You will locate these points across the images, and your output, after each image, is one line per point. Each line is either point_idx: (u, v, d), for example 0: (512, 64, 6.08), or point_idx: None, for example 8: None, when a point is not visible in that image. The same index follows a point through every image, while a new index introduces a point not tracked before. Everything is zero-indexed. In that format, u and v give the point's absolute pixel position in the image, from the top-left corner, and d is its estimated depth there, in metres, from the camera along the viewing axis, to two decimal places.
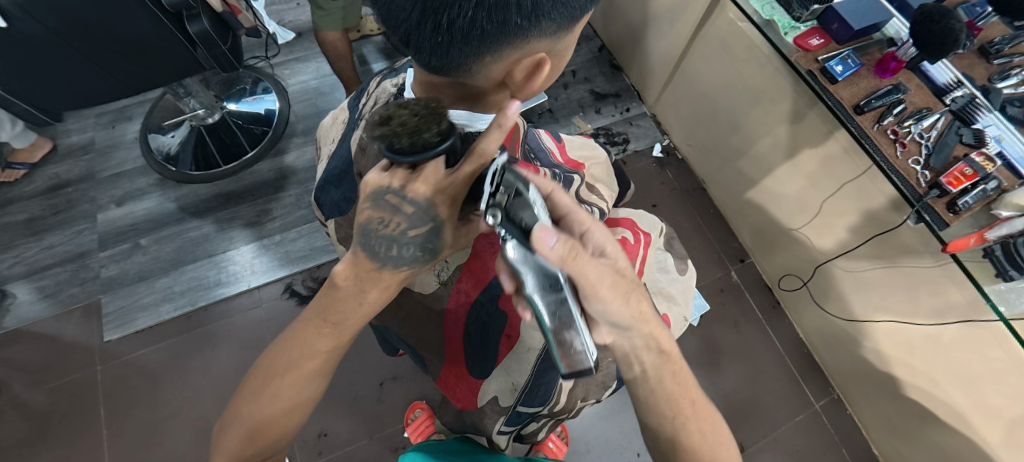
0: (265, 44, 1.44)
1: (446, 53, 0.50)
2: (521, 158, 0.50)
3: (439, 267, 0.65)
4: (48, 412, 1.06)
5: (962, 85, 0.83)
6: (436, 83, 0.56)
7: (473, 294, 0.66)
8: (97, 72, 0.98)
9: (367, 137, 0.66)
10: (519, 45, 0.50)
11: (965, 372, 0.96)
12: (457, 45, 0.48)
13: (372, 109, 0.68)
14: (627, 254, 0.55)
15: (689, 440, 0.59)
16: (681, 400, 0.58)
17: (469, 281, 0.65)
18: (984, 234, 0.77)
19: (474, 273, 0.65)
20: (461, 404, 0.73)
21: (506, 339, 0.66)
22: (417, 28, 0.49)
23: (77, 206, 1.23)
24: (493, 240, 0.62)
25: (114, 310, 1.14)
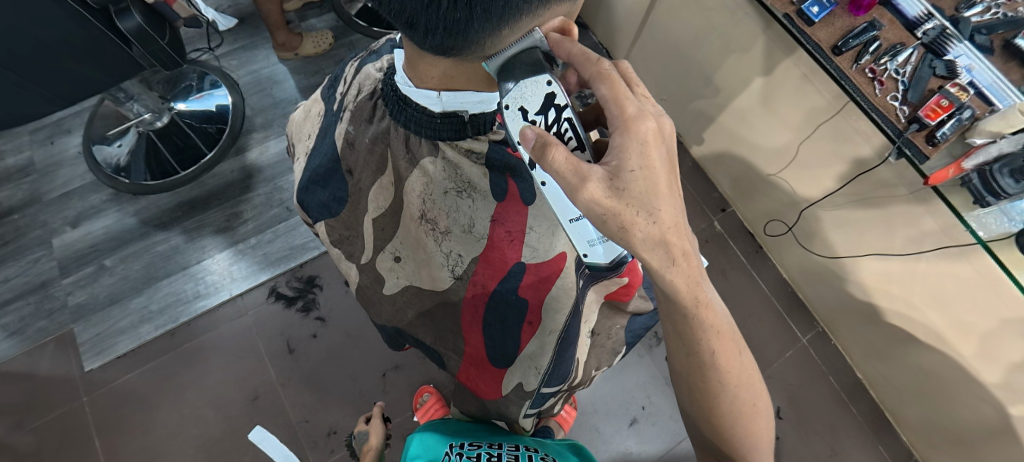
0: (206, 34, 1.33)
1: (463, 31, 0.45)
2: (535, 93, 0.47)
3: (452, 262, 0.62)
4: (37, 452, 1.01)
5: (932, 18, 0.83)
6: (439, 66, 0.51)
7: (491, 285, 0.62)
8: (24, 86, 0.89)
9: (355, 130, 0.63)
10: (541, 13, 0.46)
11: (940, 293, 1.01)
12: (478, 21, 0.44)
13: (356, 98, 0.64)
14: (650, 185, 0.47)
15: (716, 393, 0.55)
16: (700, 344, 0.53)
17: (486, 273, 0.62)
18: (962, 164, 0.79)
19: (492, 265, 0.61)
20: (486, 393, 0.74)
21: (528, 325, 0.64)
22: (428, 8, 0.43)
23: (28, 233, 1.14)
24: (509, 229, 0.59)
25: (90, 338, 1.08)
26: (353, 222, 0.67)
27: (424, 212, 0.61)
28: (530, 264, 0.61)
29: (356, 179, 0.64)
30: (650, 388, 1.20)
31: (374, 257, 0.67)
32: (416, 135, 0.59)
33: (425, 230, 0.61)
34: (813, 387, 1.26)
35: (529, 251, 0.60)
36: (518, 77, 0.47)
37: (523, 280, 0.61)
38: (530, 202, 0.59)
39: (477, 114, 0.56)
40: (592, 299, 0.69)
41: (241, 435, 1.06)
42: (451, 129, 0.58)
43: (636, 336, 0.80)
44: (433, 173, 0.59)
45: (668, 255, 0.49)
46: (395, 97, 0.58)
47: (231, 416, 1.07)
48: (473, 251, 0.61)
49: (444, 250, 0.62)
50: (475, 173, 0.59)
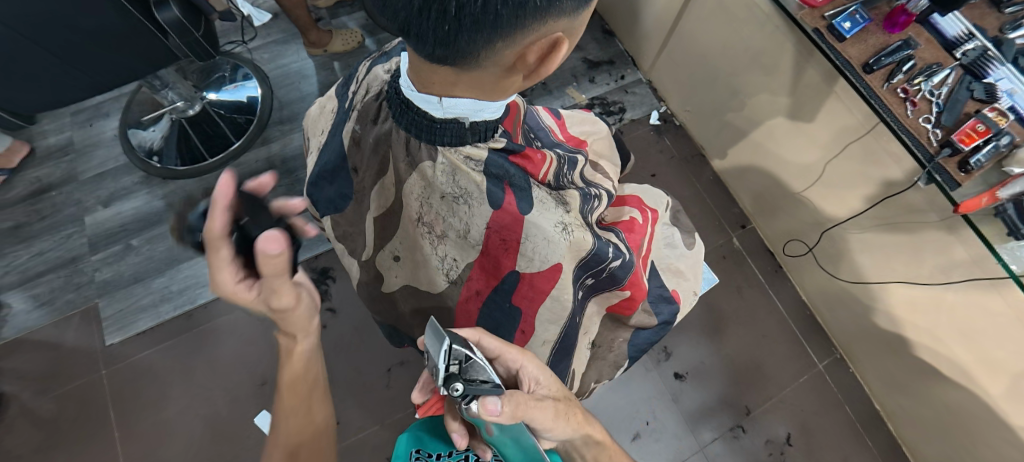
0: (240, 28, 1.38)
1: (455, 40, 0.45)
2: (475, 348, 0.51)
3: (448, 266, 0.62)
4: (58, 418, 1.06)
5: (973, 37, 0.79)
6: (439, 72, 0.51)
7: (484, 290, 0.64)
8: (67, 70, 0.93)
9: (361, 130, 0.61)
10: (534, 28, 0.45)
11: (968, 327, 0.96)
12: (468, 30, 0.43)
13: (363, 99, 0.62)
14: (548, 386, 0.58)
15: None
16: None
17: (480, 279, 0.63)
18: (996, 192, 0.75)
19: (484, 272, 0.62)
20: None
21: (521, 333, 0.67)
22: (418, 16, 0.43)
23: (63, 210, 1.20)
24: (504, 237, 0.59)
25: (113, 313, 1.13)
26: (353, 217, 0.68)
27: (421, 215, 0.59)
28: (525, 273, 0.61)
29: (359, 178, 0.63)
30: (654, 403, 1.21)
31: (375, 255, 0.68)
32: (417, 140, 0.56)
33: (421, 232, 0.60)
34: (829, 416, 1.21)
35: (524, 261, 0.60)
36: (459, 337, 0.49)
37: (518, 291, 0.63)
38: (528, 213, 0.58)
39: (477, 122, 0.56)
40: (592, 311, 0.71)
41: (246, 418, 1.08)
42: (451, 136, 0.56)
43: (639, 351, 0.78)
44: (432, 177, 0.57)
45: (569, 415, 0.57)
46: (398, 101, 0.57)
47: (239, 399, 1.09)
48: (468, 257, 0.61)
49: (440, 254, 0.61)
50: (471, 182, 0.56)
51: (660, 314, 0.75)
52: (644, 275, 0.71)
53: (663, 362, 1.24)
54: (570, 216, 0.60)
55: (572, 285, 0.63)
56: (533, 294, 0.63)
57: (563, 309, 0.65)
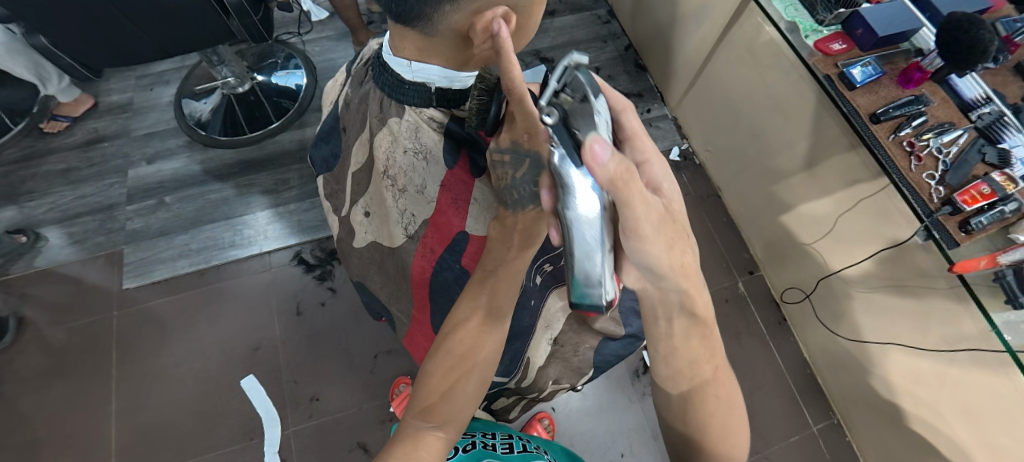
0: (299, 21, 1.49)
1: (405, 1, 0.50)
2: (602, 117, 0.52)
3: (406, 219, 0.66)
4: (66, 349, 1.13)
5: (990, 101, 0.78)
6: (409, 37, 0.56)
7: (437, 250, 0.66)
8: (138, 35, 1.03)
9: (352, 93, 0.68)
10: None
11: (973, 407, 0.92)
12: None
13: (358, 66, 0.69)
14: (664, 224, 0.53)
15: (700, 405, 0.58)
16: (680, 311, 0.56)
17: (434, 237, 0.65)
18: (996, 257, 0.71)
19: (439, 230, 0.65)
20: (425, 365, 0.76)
21: None
22: None
23: (110, 161, 1.30)
24: (456, 196, 0.63)
25: (134, 260, 1.21)
26: (344, 180, 0.72)
27: (387, 168, 0.64)
28: (472, 235, 0.65)
29: (348, 137, 0.69)
30: (632, 436, 1.15)
31: (350, 211, 0.72)
32: (389, 98, 0.63)
33: (386, 185, 0.65)
34: None
35: (472, 221, 0.64)
36: (579, 79, 0.52)
37: (466, 252, 0.65)
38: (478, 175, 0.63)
39: (444, 87, 0.60)
40: (556, 305, 0.72)
41: (234, 380, 1.12)
42: (419, 99, 0.61)
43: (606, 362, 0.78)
44: (398, 131, 0.62)
45: (674, 246, 0.53)
46: (378, 63, 0.63)
47: (230, 360, 1.14)
48: (424, 213, 0.65)
49: (400, 207, 0.65)
50: (432, 139, 0.62)
51: (629, 327, 0.76)
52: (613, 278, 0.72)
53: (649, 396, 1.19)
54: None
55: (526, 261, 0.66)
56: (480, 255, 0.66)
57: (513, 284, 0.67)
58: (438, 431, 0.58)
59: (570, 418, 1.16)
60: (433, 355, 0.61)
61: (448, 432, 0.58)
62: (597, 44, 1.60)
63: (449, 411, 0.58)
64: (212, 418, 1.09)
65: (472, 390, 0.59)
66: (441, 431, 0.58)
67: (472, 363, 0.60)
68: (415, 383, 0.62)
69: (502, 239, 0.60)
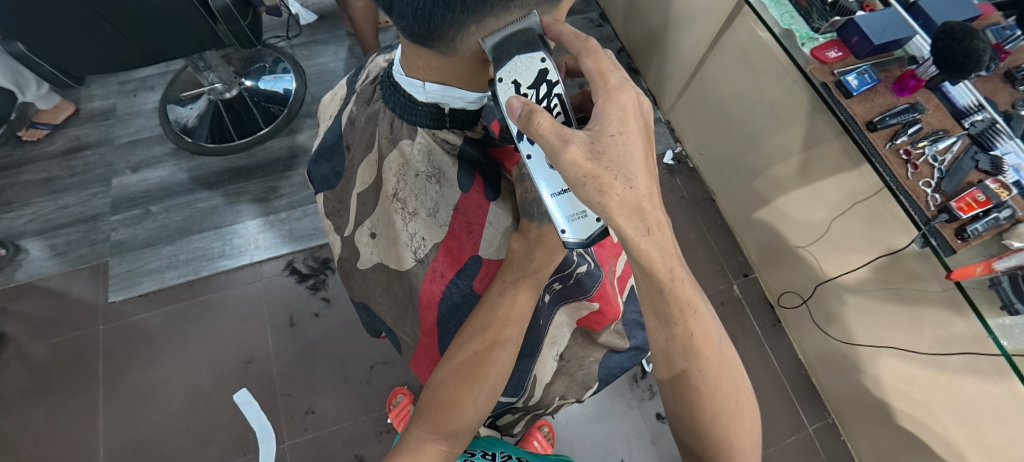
0: (287, 24, 1.47)
1: (429, 18, 0.46)
2: (531, 69, 0.48)
3: (416, 243, 0.64)
4: (49, 366, 1.09)
5: (982, 109, 0.79)
6: (424, 57, 0.53)
7: (448, 274, 0.64)
8: (120, 41, 1.00)
9: (357, 110, 0.67)
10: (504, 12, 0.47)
11: (966, 408, 0.93)
12: (441, 9, 0.45)
13: (363, 83, 0.68)
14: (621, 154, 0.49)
15: (691, 402, 0.57)
16: (677, 321, 0.56)
17: (445, 261, 0.64)
18: (992, 264, 0.73)
19: (451, 254, 0.64)
20: None
21: None
22: None
23: (93, 170, 1.27)
24: (470, 220, 0.62)
25: (120, 273, 1.17)
26: (345, 196, 0.71)
27: (397, 191, 0.63)
28: (485, 260, 0.64)
29: (351, 155, 0.68)
30: (632, 441, 1.15)
31: (354, 232, 0.71)
32: (400, 119, 0.61)
33: (395, 208, 0.63)
34: None
35: (484, 246, 0.63)
36: (514, 54, 0.48)
37: (478, 276, 0.64)
38: (494, 198, 0.62)
39: (457, 109, 0.58)
40: (562, 320, 0.72)
41: (226, 394, 1.10)
42: (431, 119, 0.60)
43: (610, 374, 0.78)
44: (409, 154, 0.61)
45: (593, 180, 0.48)
46: (388, 82, 0.61)
47: (222, 373, 1.11)
48: (436, 237, 0.63)
49: (409, 230, 0.63)
50: (446, 162, 0.61)
51: (633, 338, 0.77)
52: (618, 294, 0.73)
53: (647, 401, 1.18)
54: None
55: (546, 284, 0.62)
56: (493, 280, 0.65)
57: None
58: (443, 442, 0.61)
59: (569, 425, 1.16)
60: (445, 364, 0.62)
61: (452, 442, 0.61)
62: None
63: (455, 423, 0.60)
64: (205, 433, 1.06)
65: (480, 404, 0.60)
66: (444, 443, 0.61)
67: (487, 375, 0.60)
68: (425, 386, 0.63)
69: (524, 254, 0.60)
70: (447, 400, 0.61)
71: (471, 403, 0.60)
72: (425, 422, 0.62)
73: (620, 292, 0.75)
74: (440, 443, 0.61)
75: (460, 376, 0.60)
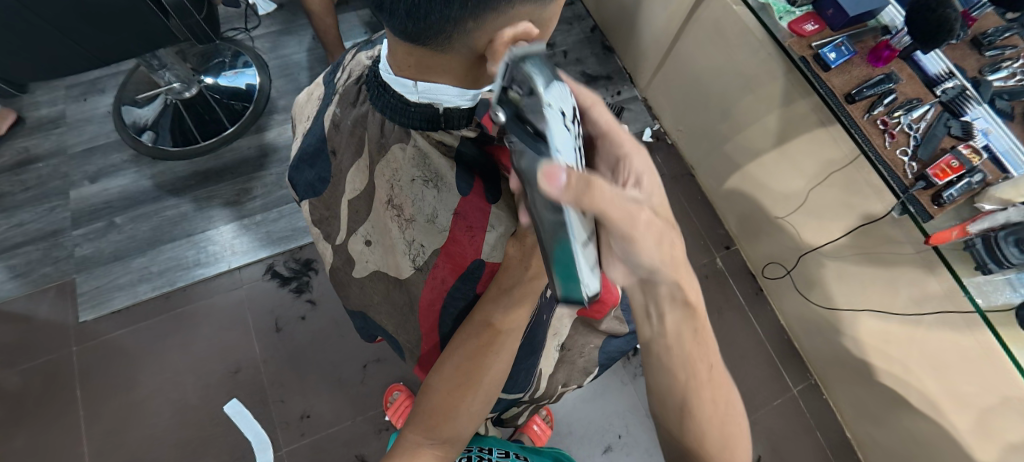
0: (245, 16, 1.39)
1: (425, 16, 0.45)
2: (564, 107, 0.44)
3: (414, 251, 0.63)
4: (22, 393, 1.04)
5: (953, 77, 0.81)
6: (415, 54, 0.51)
7: (449, 280, 0.64)
8: (65, 43, 0.92)
9: (340, 113, 0.64)
10: (502, 9, 0.45)
11: (940, 361, 0.98)
12: (437, 5, 0.44)
13: (345, 83, 0.65)
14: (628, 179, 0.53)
15: (692, 419, 0.61)
16: (682, 333, 0.59)
17: (446, 266, 0.63)
18: (966, 227, 0.76)
19: (452, 259, 0.63)
20: None
21: None
22: None
23: (48, 183, 1.19)
24: (470, 224, 0.61)
25: (88, 290, 1.12)
26: (335, 203, 0.68)
27: (391, 197, 0.62)
28: (488, 262, 0.63)
29: (338, 160, 0.65)
30: (629, 417, 1.18)
31: (347, 240, 0.69)
32: (392, 122, 0.59)
33: (391, 215, 0.62)
34: (799, 441, 1.23)
35: (487, 250, 0.62)
36: (556, 83, 0.43)
37: (481, 278, 0.64)
38: (494, 202, 0.61)
39: (450, 109, 0.57)
40: (563, 312, 0.72)
41: (215, 407, 1.07)
42: (426, 120, 0.58)
43: (610, 359, 0.79)
44: (403, 160, 0.60)
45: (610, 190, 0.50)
46: (376, 83, 0.59)
47: (210, 385, 1.08)
48: (436, 242, 0.62)
49: (407, 238, 0.63)
50: (443, 166, 0.59)
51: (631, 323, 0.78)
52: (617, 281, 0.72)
53: (640, 376, 1.21)
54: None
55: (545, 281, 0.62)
56: None
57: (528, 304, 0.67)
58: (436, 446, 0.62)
59: (567, 406, 1.18)
60: (436, 370, 0.63)
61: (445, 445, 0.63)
62: (562, 26, 1.58)
63: (448, 427, 0.62)
64: (197, 447, 1.04)
65: (473, 412, 0.62)
66: (438, 449, 0.62)
67: (486, 380, 0.62)
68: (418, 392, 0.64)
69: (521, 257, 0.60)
70: (440, 408, 0.62)
71: (466, 409, 0.62)
72: (418, 428, 0.63)
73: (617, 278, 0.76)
74: (435, 448, 0.62)
75: (455, 383, 0.62)
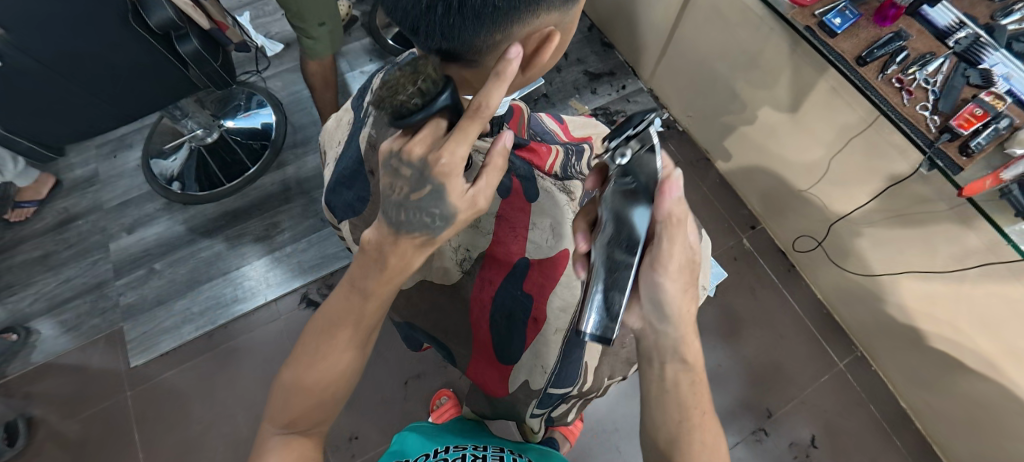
0: (255, 58, 1.45)
1: (459, 37, 0.51)
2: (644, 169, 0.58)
3: (462, 255, 0.70)
4: (83, 441, 1.08)
5: (964, 26, 0.80)
6: (450, 69, 0.59)
7: (496, 279, 0.70)
8: (96, 104, 0.96)
9: (377, 134, 0.67)
10: (528, 18, 0.50)
11: (990, 317, 0.95)
12: (472, 23, 0.49)
13: (378, 104, 0.69)
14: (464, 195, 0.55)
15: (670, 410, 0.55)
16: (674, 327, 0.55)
17: (491, 266, 0.70)
18: (999, 175, 0.73)
19: (497, 259, 0.69)
20: (495, 391, 0.78)
21: (534, 322, 0.70)
22: (429, 11, 0.49)
23: (88, 238, 1.25)
24: (513, 224, 0.68)
25: (136, 336, 1.16)
26: (371, 219, 0.71)
27: None
28: (533, 259, 0.68)
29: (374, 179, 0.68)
30: None
31: None
32: None
33: None
34: (852, 416, 1.20)
35: (531, 247, 0.68)
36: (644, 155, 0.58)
37: (528, 274, 0.69)
38: (533, 199, 0.69)
39: None
40: None
41: None
42: None
43: None
44: None
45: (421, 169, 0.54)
46: None
47: (259, 416, 1.11)
48: (480, 245, 0.70)
49: (453, 244, 0.70)
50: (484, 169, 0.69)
51: None
52: None
53: None
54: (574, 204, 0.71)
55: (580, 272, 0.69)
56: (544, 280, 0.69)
57: (573, 295, 0.69)
58: (301, 438, 0.59)
59: (610, 403, 1.17)
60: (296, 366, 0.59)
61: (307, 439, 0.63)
62: None
63: (315, 419, 0.60)
64: None
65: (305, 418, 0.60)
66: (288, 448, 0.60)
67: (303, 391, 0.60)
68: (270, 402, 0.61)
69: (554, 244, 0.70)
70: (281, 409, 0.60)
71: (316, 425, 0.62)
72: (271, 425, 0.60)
73: None
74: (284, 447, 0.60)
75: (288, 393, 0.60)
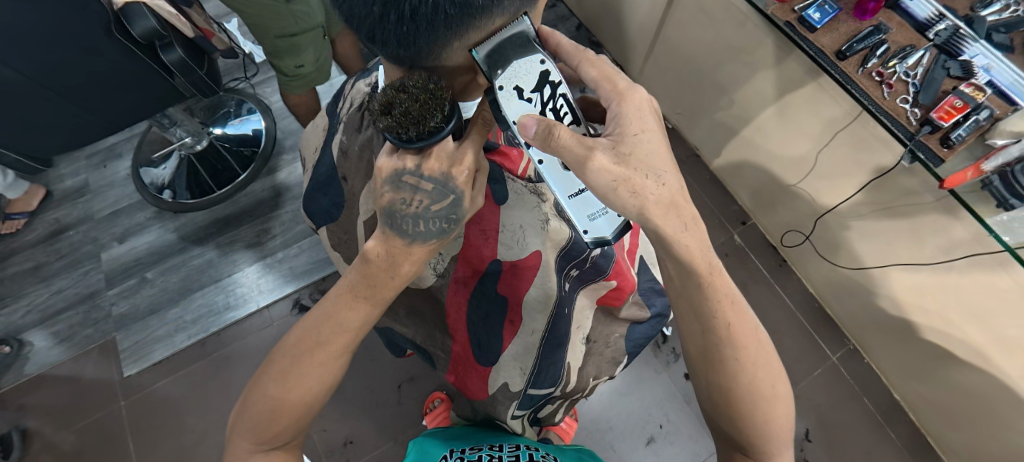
0: (243, 65, 1.45)
1: (414, 44, 0.50)
2: (531, 72, 0.53)
3: (435, 261, 0.71)
4: (79, 451, 1.09)
5: (943, 18, 0.80)
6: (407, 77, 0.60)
7: (470, 283, 0.72)
8: (82, 115, 0.96)
9: (347, 139, 0.69)
10: (483, 25, 0.50)
11: (979, 308, 0.95)
12: (425, 30, 0.49)
13: (349, 111, 0.71)
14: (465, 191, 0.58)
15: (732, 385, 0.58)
16: (714, 316, 0.57)
17: (464, 269, 0.71)
18: (980, 166, 0.74)
19: (470, 262, 0.70)
20: (474, 393, 0.79)
21: (510, 324, 0.73)
22: (382, 20, 0.49)
23: (80, 248, 1.25)
24: (484, 228, 0.69)
25: (129, 346, 1.16)
26: (353, 225, 0.71)
27: None
28: (505, 260, 0.70)
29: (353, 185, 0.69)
30: (667, 405, 1.17)
31: None
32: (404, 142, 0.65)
33: None
34: (845, 409, 1.20)
35: (502, 248, 0.69)
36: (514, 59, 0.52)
37: (501, 277, 0.71)
38: (502, 202, 0.69)
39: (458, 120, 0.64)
40: (584, 303, 0.77)
41: None
42: None
43: (637, 346, 0.82)
44: None
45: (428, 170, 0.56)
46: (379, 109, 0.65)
47: None
48: (452, 250, 0.70)
49: None
50: None
51: (653, 305, 0.82)
52: (631, 269, 0.79)
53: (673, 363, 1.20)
54: (546, 207, 0.70)
55: (555, 274, 0.71)
56: (517, 282, 0.71)
57: (549, 297, 0.71)
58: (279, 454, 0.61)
59: (604, 402, 1.17)
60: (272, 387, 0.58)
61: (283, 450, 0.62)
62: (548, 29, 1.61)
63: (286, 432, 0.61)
64: None
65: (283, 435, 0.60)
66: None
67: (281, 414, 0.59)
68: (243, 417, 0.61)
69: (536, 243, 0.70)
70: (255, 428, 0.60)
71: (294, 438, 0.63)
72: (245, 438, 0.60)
73: (632, 266, 0.81)
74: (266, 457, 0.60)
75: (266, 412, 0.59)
